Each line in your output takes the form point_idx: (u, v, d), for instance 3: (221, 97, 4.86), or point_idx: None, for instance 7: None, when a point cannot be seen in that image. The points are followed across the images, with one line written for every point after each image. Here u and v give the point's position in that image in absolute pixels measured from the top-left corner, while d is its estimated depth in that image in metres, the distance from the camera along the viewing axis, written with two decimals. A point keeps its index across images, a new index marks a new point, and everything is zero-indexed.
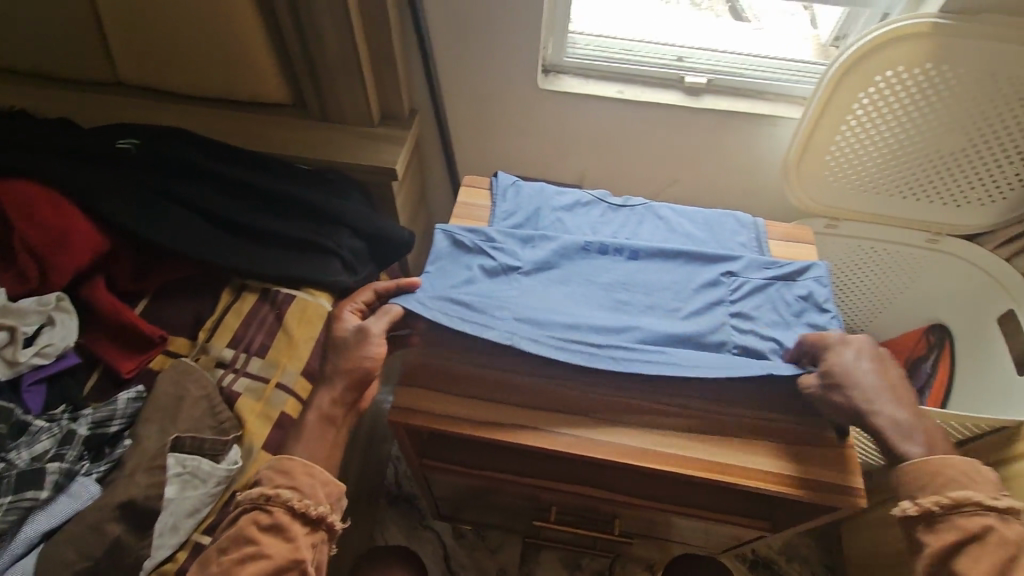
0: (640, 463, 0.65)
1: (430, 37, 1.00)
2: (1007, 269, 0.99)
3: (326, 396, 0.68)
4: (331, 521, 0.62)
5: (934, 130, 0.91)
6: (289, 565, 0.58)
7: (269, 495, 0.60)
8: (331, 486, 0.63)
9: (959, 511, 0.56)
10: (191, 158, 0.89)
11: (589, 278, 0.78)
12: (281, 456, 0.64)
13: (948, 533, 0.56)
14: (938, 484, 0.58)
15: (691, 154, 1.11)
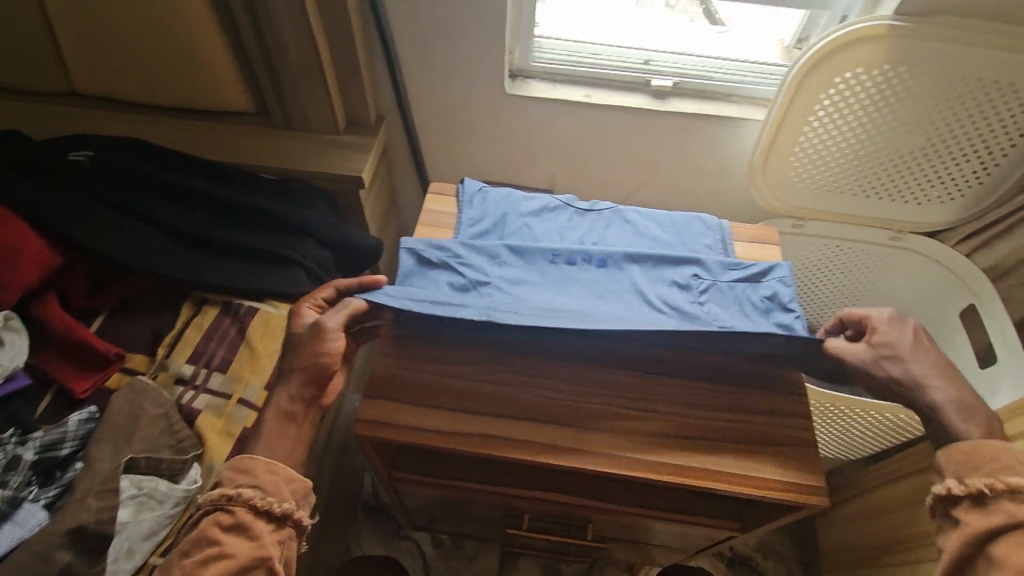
0: (610, 471, 0.64)
1: (395, 43, 0.99)
2: (966, 266, 1.02)
3: (284, 393, 0.65)
4: (298, 518, 0.59)
5: (895, 131, 0.93)
6: (254, 563, 0.55)
7: (230, 495, 0.58)
8: (297, 483, 0.61)
9: (1007, 496, 0.55)
10: (149, 170, 0.87)
11: (562, 284, 0.77)
12: (242, 455, 0.62)
13: (992, 516, 0.55)
14: (993, 468, 0.56)
15: (661, 156, 1.11)
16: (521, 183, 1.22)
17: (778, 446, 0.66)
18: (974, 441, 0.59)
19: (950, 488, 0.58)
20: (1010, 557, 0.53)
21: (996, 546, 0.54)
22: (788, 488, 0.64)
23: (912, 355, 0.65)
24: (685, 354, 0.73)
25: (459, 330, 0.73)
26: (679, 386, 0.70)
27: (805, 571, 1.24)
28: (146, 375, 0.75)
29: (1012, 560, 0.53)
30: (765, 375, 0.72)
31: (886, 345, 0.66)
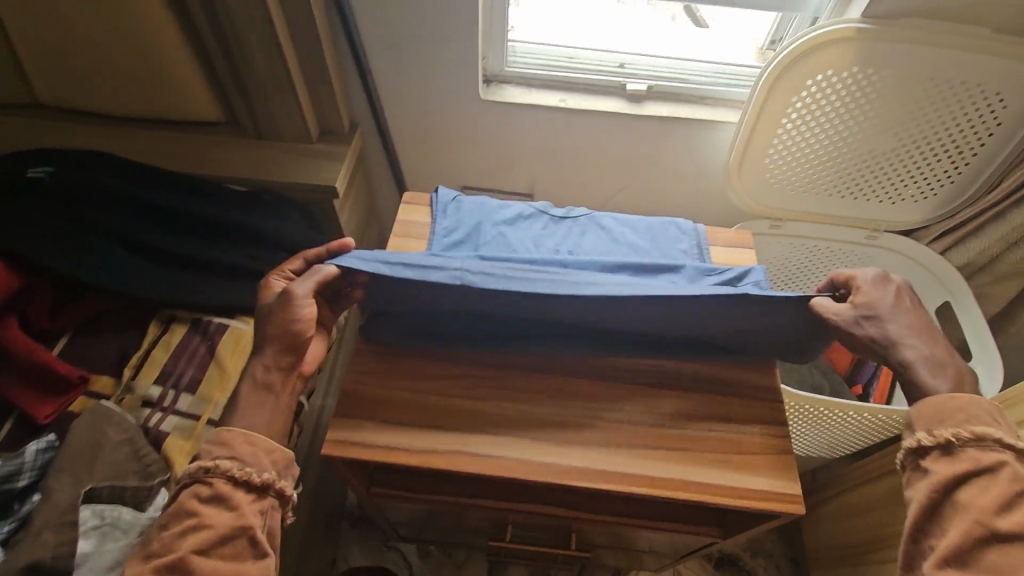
0: (588, 484, 0.63)
1: (365, 50, 0.97)
2: (944, 265, 1.02)
3: (259, 363, 0.63)
4: (280, 488, 0.58)
5: (868, 132, 0.93)
6: (234, 533, 0.54)
7: (208, 468, 0.56)
8: (277, 453, 0.59)
9: (974, 445, 0.55)
10: (112, 185, 0.84)
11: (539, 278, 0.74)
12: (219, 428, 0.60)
13: (958, 463, 0.55)
14: (959, 418, 0.56)
15: (639, 158, 1.10)
16: (500, 188, 1.20)
17: (755, 454, 0.66)
18: (942, 395, 0.58)
19: (921, 441, 0.57)
20: (974, 504, 0.53)
21: (963, 494, 0.54)
22: (765, 497, 0.64)
23: (893, 316, 0.63)
24: (660, 354, 0.73)
25: (425, 301, 0.69)
26: (658, 394, 0.70)
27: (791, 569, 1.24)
28: (112, 398, 0.73)
29: (977, 506, 0.53)
30: (743, 383, 0.71)
31: (870, 305, 0.64)
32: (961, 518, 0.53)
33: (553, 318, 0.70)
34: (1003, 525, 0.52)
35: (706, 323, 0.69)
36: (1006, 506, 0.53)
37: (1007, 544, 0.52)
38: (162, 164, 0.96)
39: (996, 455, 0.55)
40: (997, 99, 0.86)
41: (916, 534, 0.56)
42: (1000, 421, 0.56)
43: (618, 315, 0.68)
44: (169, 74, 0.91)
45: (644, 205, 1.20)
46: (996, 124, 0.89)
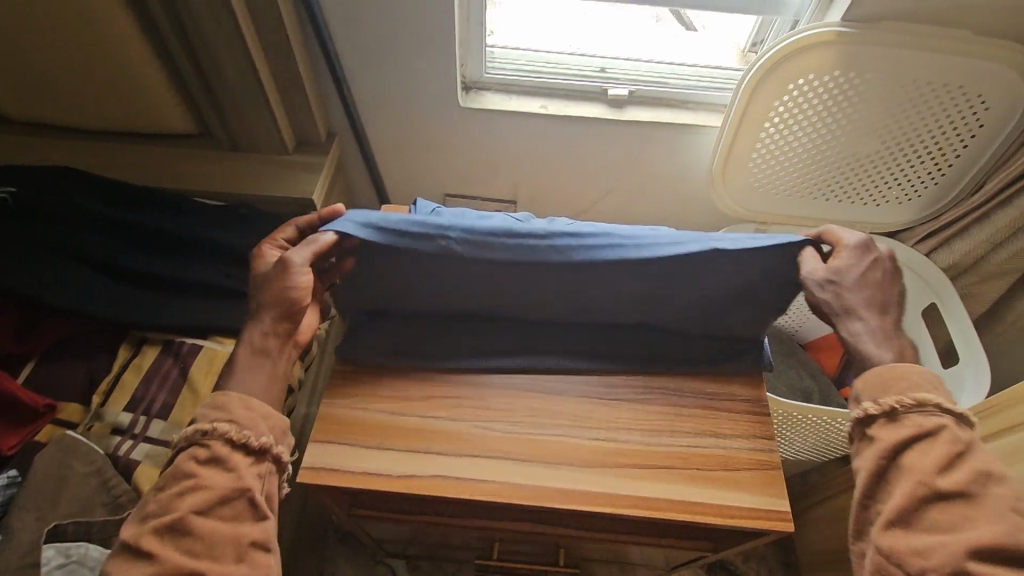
0: (569, 506, 0.62)
1: (340, 59, 0.95)
2: (925, 263, 1.01)
3: (257, 328, 0.60)
4: (277, 455, 0.56)
5: (853, 135, 0.92)
6: (233, 495, 0.52)
7: (205, 429, 0.53)
8: (274, 419, 0.57)
9: (918, 410, 0.54)
10: (79, 205, 0.82)
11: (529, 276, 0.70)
12: (217, 392, 0.57)
13: (902, 429, 0.54)
14: (902, 386, 0.55)
15: (624, 162, 1.09)
16: (485, 195, 1.18)
17: (739, 470, 0.65)
18: (877, 367, 0.57)
19: (865, 411, 0.56)
20: (916, 464, 0.52)
21: (906, 458, 0.53)
22: (749, 515, 0.63)
23: (855, 286, 0.59)
24: (637, 347, 0.71)
25: (422, 270, 0.64)
26: (643, 407, 0.69)
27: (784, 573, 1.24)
28: (80, 427, 0.71)
29: (919, 468, 0.52)
30: (729, 396, 0.70)
31: (840, 271, 0.60)
32: (903, 480, 0.52)
33: (554, 295, 0.66)
34: (945, 485, 0.51)
35: (686, 302, 0.66)
36: (946, 467, 0.52)
37: (948, 503, 0.51)
38: (133, 180, 0.94)
39: (936, 419, 0.54)
40: (979, 101, 0.85)
41: (864, 500, 0.55)
42: (942, 387, 0.55)
43: (624, 292, 0.65)
44: (139, 88, 0.88)
45: (630, 209, 1.19)
46: (980, 126, 0.88)
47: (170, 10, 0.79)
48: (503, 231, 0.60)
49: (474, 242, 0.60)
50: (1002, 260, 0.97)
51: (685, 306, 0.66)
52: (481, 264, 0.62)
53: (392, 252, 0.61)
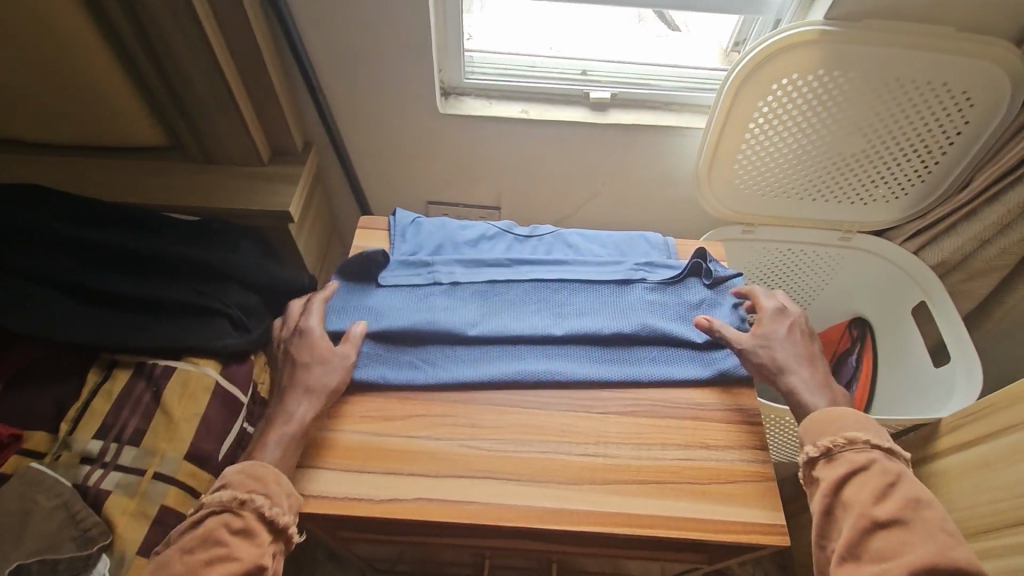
0: (558, 526, 0.60)
1: (315, 66, 0.92)
2: (915, 262, 1.01)
3: (307, 408, 0.64)
4: (291, 536, 0.57)
5: (838, 134, 0.91)
6: (251, 570, 0.53)
7: (244, 500, 0.55)
8: (296, 496, 0.58)
9: (850, 447, 0.60)
10: (44, 224, 0.79)
11: (512, 297, 0.76)
12: (249, 460, 0.59)
13: (840, 466, 0.59)
14: (834, 426, 0.62)
15: (608, 167, 1.07)
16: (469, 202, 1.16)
17: (731, 482, 0.63)
18: (818, 410, 0.63)
19: (807, 455, 0.62)
20: (858, 499, 0.57)
21: (847, 492, 0.58)
22: (744, 530, 0.61)
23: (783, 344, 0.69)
24: (615, 354, 0.72)
25: (420, 292, 0.76)
26: (632, 419, 0.67)
27: None
28: (47, 456, 0.68)
29: (858, 501, 0.57)
30: (718, 406, 0.69)
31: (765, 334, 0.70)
32: (848, 517, 0.57)
33: (534, 307, 0.75)
34: (882, 514, 0.55)
35: (650, 303, 0.75)
36: (880, 498, 0.56)
37: (888, 531, 0.55)
38: (101, 195, 0.91)
39: (867, 455, 0.59)
40: (964, 98, 0.84)
41: (822, 540, 0.59)
42: (869, 424, 0.61)
43: (596, 299, 0.76)
44: (106, 103, 0.85)
45: (617, 213, 1.17)
46: (965, 122, 0.87)
47: (134, 22, 0.77)
48: (481, 259, 0.79)
49: (458, 267, 0.78)
50: (990, 257, 0.97)
51: (650, 306, 0.75)
52: (467, 284, 0.77)
53: (396, 285, 0.77)
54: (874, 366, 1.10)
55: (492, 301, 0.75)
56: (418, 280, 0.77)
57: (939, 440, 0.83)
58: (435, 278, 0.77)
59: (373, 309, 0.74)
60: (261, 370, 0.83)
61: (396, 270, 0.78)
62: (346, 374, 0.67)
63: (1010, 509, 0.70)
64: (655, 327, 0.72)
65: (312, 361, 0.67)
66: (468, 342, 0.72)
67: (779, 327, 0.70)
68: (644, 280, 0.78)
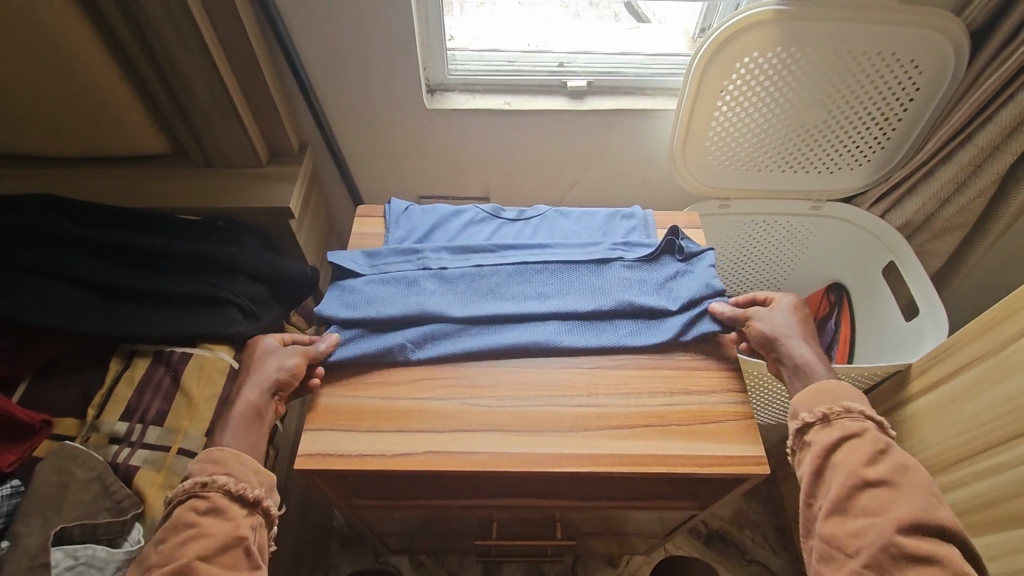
0: (560, 469, 0.65)
1: (307, 69, 0.98)
2: (884, 227, 1.07)
3: (252, 391, 0.68)
4: (266, 507, 0.61)
5: (799, 106, 0.97)
6: (232, 542, 0.57)
7: (205, 482, 0.59)
8: (266, 474, 0.63)
9: (846, 416, 0.64)
10: (59, 227, 0.84)
11: (500, 275, 0.81)
12: (209, 448, 0.63)
13: (833, 431, 0.63)
14: (830, 397, 0.66)
15: (588, 153, 1.14)
16: (459, 194, 1.23)
17: (713, 422, 0.69)
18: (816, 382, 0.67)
19: (802, 419, 0.66)
20: (847, 460, 0.61)
21: (837, 456, 0.62)
22: (727, 463, 0.66)
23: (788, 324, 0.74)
24: (600, 320, 0.77)
25: (409, 277, 0.80)
26: (619, 372, 0.73)
27: (779, 536, 1.28)
28: (78, 439, 0.73)
29: (849, 463, 0.60)
30: (697, 356, 0.75)
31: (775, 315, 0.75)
32: (838, 476, 0.60)
33: (518, 288, 0.80)
34: (871, 474, 0.59)
35: (629, 278, 0.80)
36: (871, 461, 0.60)
37: (876, 489, 0.58)
38: (109, 202, 0.95)
39: (860, 424, 0.63)
40: (912, 66, 0.91)
41: (809, 499, 0.62)
42: (865, 400, 0.66)
43: (577, 277, 0.81)
44: (113, 116, 0.90)
45: (601, 195, 1.24)
46: (916, 89, 0.94)
47: (138, 33, 0.82)
48: (467, 246, 0.84)
49: (446, 254, 0.84)
50: (950, 215, 1.04)
51: (627, 282, 0.80)
52: (454, 270, 0.82)
53: (387, 271, 0.81)
54: (852, 333, 1.15)
55: (478, 287, 0.80)
56: (409, 267, 0.82)
57: (909, 385, 0.89)
58: (424, 264, 0.82)
59: (366, 296, 0.78)
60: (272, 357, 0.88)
61: (387, 259, 0.83)
62: (293, 356, 0.71)
63: (974, 438, 0.77)
64: (629, 302, 0.77)
65: (258, 357, 0.72)
66: (461, 324, 0.76)
67: (791, 312, 0.76)
68: (621, 258, 0.83)
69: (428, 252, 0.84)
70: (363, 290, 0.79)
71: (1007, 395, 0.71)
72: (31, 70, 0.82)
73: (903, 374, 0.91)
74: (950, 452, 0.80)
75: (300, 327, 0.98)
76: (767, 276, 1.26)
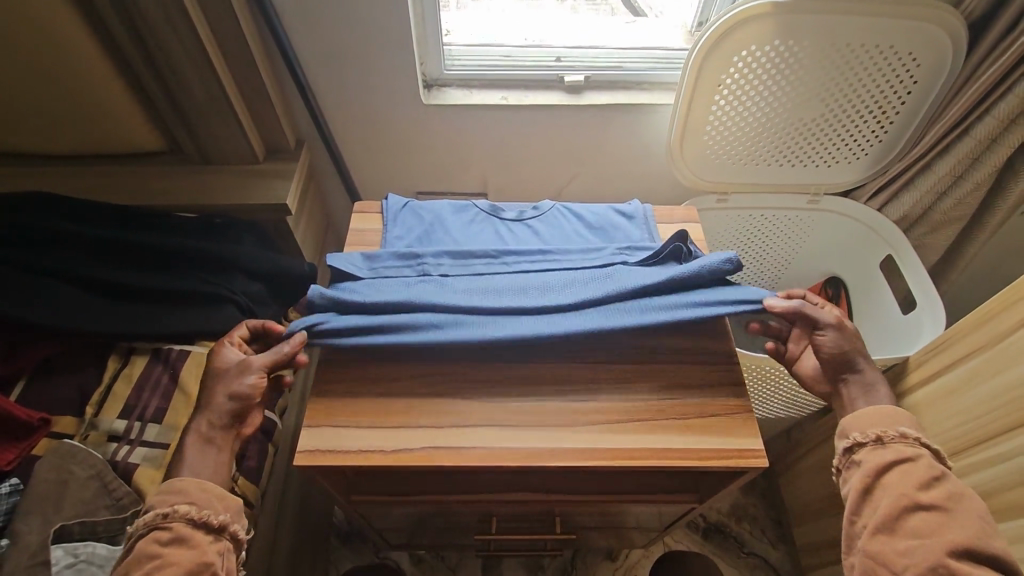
0: (557, 463, 0.65)
1: (304, 66, 0.98)
2: (886, 223, 1.06)
3: (204, 418, 0.65)
4: (234, 532, 0.59)
5: (797, 100, 0.97)
6: (198, 569, 0.55)
7: (167, 513, 0.57)
8: (232, 498, 0.61)
9: (901, 441, 0.62)
10: (54, 226, 0.84)
11: (502, 277, 0.80)
12: (166, 480, 0.60)
13: (886, 453, 0.61)
14: (887, 420, 0.64)
15: (586, 148, 1.13)
16: (455, 189, 1.22)
17: (712, 416, 0.69)
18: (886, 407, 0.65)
19: (853, 439, 0.64)
20: (899, 483, 0.59)
21: (887, 478, 0.60)
22: (722, 457, 0.66)
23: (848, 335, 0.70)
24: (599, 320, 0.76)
25: (408, 280, 0.79)
26: (615, 366, 0.73)
27: (777, 529, 1.29)
28: (76, 437, 0.72)
29: (901, 484, 0.59)
30: (696, 349, 0.75)
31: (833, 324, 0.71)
32: (886, 497, 0.59)
33: (519, 286, 0.78)
34: (924, 498, 0.57)
35: (631, 269, 0.79)
36: (924, 485, 0.58)
37: (927, 513, 0.57)
38: (105, 199, 0.95)
39: (916, 450, 0.61)
40: (909, 59, 0.91)
41: (852, 516, 0.61)
42: (921, 427, 0.64)
43: (578, 274, 0.79)
44: (109, 113, 0.90)
45: (600, 190, 1.24)
46: (913, 82, 0.94)
47: (133, 30, 0.81)
48: (468, 252, 0.83)
49: (446, 259, 0.82)
50: (947, 209, 1.04)
51: (630, 273, 0.78)
52: (454, 275, 0.81)
53: (385, 274, 0.80)
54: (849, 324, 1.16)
55: (477, 289, 0.78)
56: (408, 273, 0.80)
57: (907, 378, 0.88)
58: (424, 270, 0.81)
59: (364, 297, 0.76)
60: None
61: (387, 262, 0.82)
62: (251, 375, 0.67)
63: (974, 430, 0.77)
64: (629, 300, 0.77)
65: (213, 372, 0.67)
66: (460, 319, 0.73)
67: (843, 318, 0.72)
68: (625, 261, 0.82)
69: (428, 254, 0.83)
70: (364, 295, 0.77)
71: (1007, 386, 0.71)
72: (27, 67, 0.81)
73: (900, 367, 0.91)
74: (949, 445, 0.81)
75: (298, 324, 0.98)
76: (766, 272, 1.26)
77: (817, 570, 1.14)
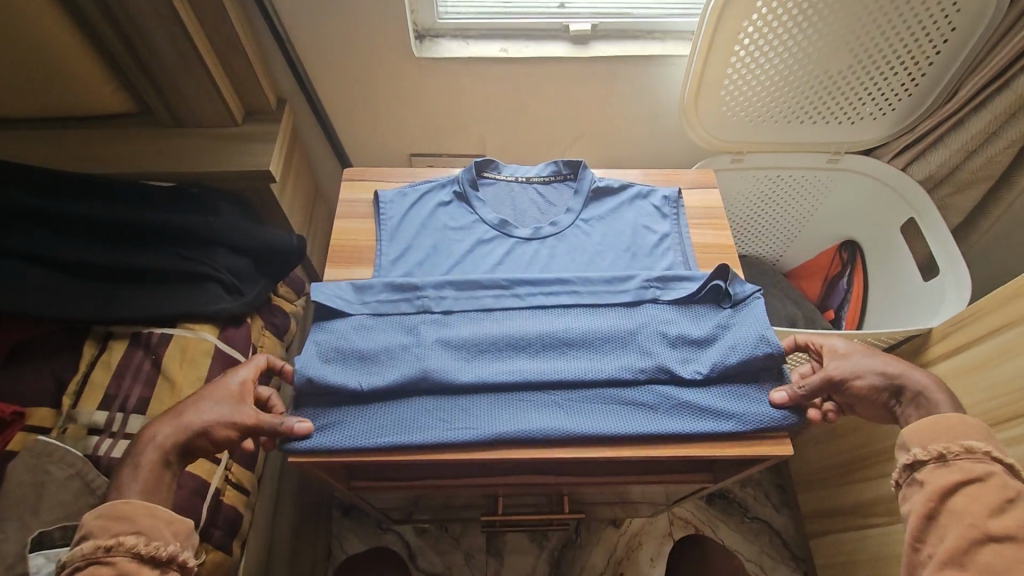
0: (562, 452, 0.63)
1: (282, 14, 0.88)
2: (919, 192, 0.99)
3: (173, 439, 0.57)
4: (184, 560, 0.53)
5: (823, 51, 0.89)
6: None
7: (109, 546, 0.50)
8: (180, 521, 0.54)
9: (967, 457, 0.54)
10: (13, 199, 0.76)
11: (514, 319, 0.71)
12: (112, 501, 0.53)
13: (951, 473, 0.54)
14: (949, 433, 0.55)
15: (592, 104, 1.05)
16: (451, 151, 1.15)
17: (733, 401, 0.65)
18: (941, 414, 0.57)
19: (914, 456, 0.56)
20: (967, 509, 0.51)
21: (955, 501, 0.52)
22: (740, 445, 0.64)
23: (868, 364, 0.62)
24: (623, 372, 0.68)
25: (407, 322, 0.71)
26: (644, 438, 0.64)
27: (782, 494, 1.28)
28: (54, 431, 0.68)
29: (970, 512, 0.51)
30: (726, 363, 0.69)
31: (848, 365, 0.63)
32: (953, 525, 0.52)
33: (536, 332, 0.70)
34: (997, 528, 0.50)
35: (663, 324, 0.70)
36: (997, 510, 0.51)
37: (1001, 545, 0.50)
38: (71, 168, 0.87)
39: (985, 466, 0.53)
40: (949, 2, 0.82)
41: (916, 542, 0.54)
42: (991, 436, 0.55)
43: (602, 320, 0.71)
44: (65, 76, 0.81)
45: (603, 152, 1.16)
46: (951, 30, 0.85)
47: None
48: (471, 281, 0.74)
49: (449, 290, 0.73)
50: (975, 168, 0.98)
51: (663, 335, 0.70)
52: (458, 312, 0.72)
53: (377, 311, 0.72)
54: (863, 293, 1.12)
55: (487, 334, 0.69)
56: (405, 309, 0.72)
57: (929, 348, 0.85)
58: (422, 305, 0.72)
59: (357, 349, 0.68)
60: (258, 334, 0.84)
61: (379, 294, 0.72)
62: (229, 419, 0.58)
63: (999, 406, 0.73)
64: (659, 349, 0.68)
65: (206, 396, 0.59)
66: (469, 391, 0.66)
67: (853, 353, 0.64)
68: (655, 298, 0.73)
69: (429, 288, 0.73)
70: (354, 342, 0.68)
71: None
72: None
73: (921, 338, 0.87)
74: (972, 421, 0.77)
75: (288, 298, 0.92)
76: (777, 237, 1.22)
77: (820, 537, 1.13)
